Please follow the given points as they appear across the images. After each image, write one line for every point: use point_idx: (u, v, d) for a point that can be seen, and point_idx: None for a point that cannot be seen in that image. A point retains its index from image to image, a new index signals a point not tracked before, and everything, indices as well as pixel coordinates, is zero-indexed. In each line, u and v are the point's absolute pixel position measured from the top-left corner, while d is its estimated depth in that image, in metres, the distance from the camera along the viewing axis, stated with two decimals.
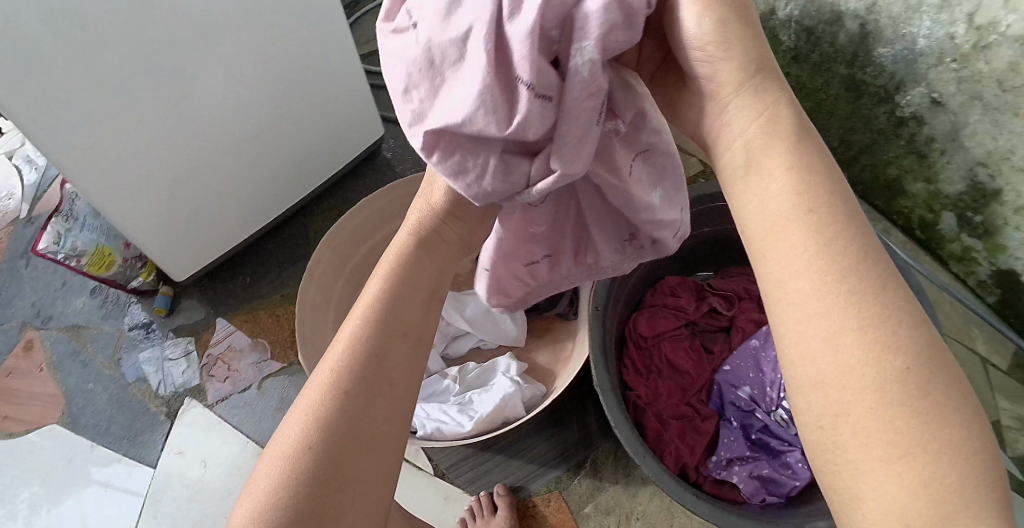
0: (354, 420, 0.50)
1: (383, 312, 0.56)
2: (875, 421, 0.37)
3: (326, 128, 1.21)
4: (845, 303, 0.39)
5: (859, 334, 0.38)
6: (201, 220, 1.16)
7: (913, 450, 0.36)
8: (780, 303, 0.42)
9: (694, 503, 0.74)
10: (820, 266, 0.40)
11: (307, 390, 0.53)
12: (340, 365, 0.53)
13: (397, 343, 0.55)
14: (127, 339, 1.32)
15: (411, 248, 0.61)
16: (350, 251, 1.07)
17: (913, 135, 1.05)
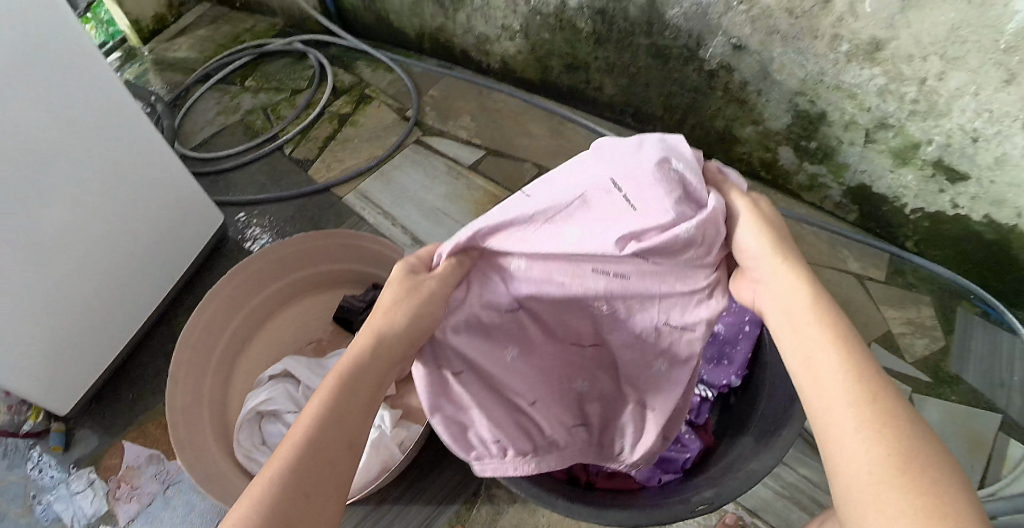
0: (283, 504, 0.51)
1: (339, 393, 0.57)
2: (877, 448, 0.48)
3: (177, 219, 1.17)
4: (838, 361, 0.53)
5: (865, 405, 0.50)
6: (78, 345, 1.08)
7: (916, 485, 0.45)
8: (806, 373, 0.54)
9: (571, 508, 0.73)
10: (827, 335, 0.54)
11: (260, 476, 0.53)
12: (291, 449, 0.53)
13: (357, 419, 0.57)
14: (36, 482, 1.13)
15: (398, 314, 0.62)
16: (211, 342, 1.02)
17: (726, 84, 1.11)
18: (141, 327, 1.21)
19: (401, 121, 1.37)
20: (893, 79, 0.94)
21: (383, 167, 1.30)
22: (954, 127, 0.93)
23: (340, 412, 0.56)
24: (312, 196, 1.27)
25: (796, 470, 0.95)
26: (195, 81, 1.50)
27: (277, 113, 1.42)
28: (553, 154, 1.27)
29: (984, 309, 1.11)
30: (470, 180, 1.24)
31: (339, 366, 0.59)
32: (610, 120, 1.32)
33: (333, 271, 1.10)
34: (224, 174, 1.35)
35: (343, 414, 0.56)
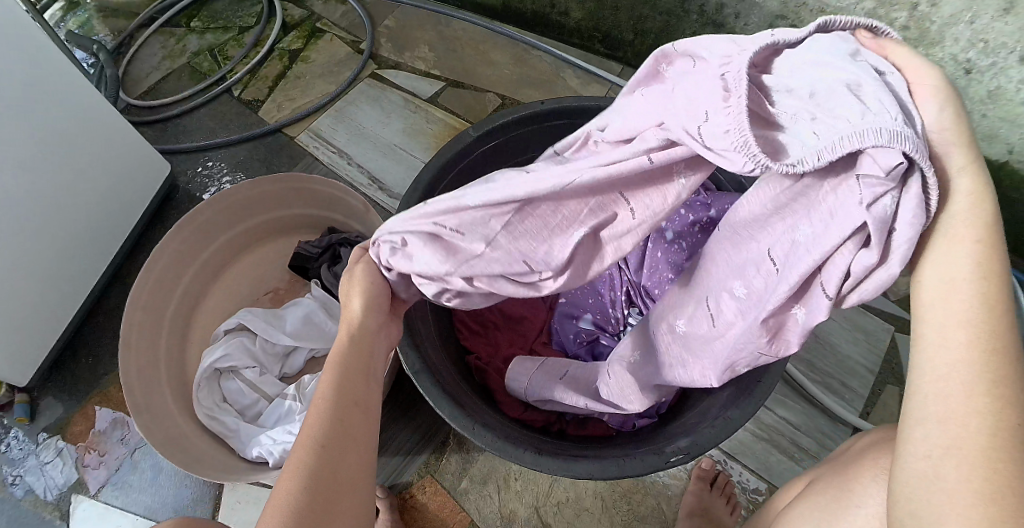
0: (321, 476, 0.50)
1: (350, 363, 0.56)
2: (976, 433, 0.41)
3: (125, 171, 1.09)
4: (963, 350, 0.44)
5: (983, 383, 0.42)
6: (35, 312, 1.02)
7: (1008, 487, 0.39)
8: (927, 332, 0.46)
9: (541, 462, 0.68)
10: (983, 309, 0.44)
11: (294, 454, 0.51)
12: (319, 419, 0.52)
13: (357, 386, 0.56)
14: (4, 456, 1.08)
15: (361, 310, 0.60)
16: (164, 300, 0.96)
17: (701, 7, 1.03)
18: (96, 287, 1.14)
19: (356, 54, 1.29)
20: (882, 3, 0.89)
21: (338, 104, 1.22)
22: (946, 57, 0.89)
23: (342, 395, 0.54)
24: (264, 137, 1.21)
25: (775, 412, 0.91)
26: (138, 25, 1.40)
27: (224, 53, 1.34)
28: (519, 83, 1.21)
29: None
30: (429, 113, 1.18)
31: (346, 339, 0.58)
32: (579, 46, 1.24)
33: (290, 217, 1.04)
34: (174, 120, 1.27)
35: (346, 394, 0.54)
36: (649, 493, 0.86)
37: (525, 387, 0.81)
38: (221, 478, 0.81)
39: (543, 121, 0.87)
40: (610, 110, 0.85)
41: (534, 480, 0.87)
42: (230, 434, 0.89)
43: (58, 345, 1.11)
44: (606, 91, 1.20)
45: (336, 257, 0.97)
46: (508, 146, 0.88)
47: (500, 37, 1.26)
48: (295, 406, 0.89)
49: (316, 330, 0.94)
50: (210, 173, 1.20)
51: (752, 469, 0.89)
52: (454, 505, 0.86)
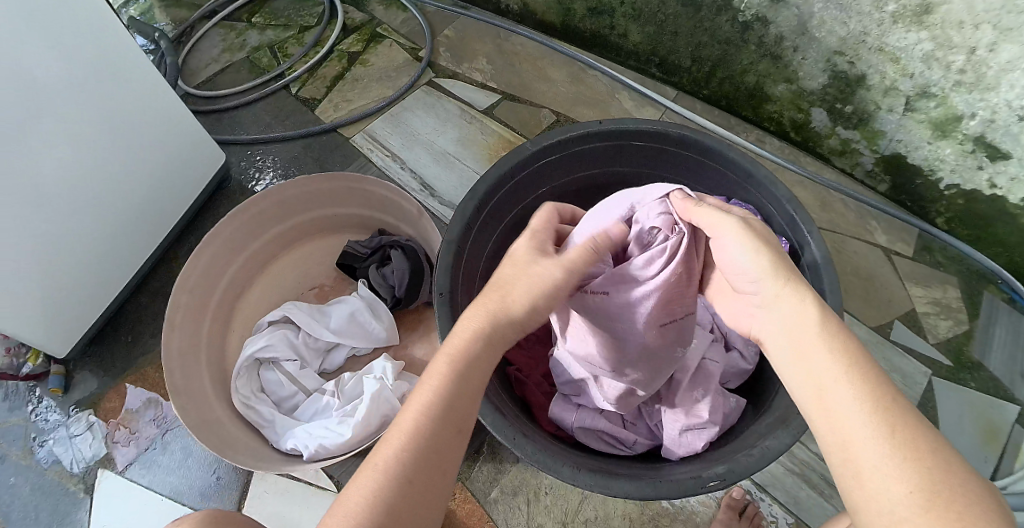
0: (403, 483, 0.50)
1: (458, 376, 0.55)
2: (879, 437, 0.47)
3: (178, 158, 1.12)
4: (829, 362, 0.51)
5: (851, 387, 0.49)
6: (82, 286, 1.05)
7: (931, 484, 0.45)
8: (817, 407, 0.50)
9: (575, 476, 0.68)
10: (843, 366, 0.50)
11: (382, 450, 0.52)
12: (416, 424, 0.52)
13: (461, 406, 0.54)
14: (37, 424, 1.10)
15: (489, 323, 0.57)
16: (210, 286, 0.98)
17: (760, 38, 1.04)
18: (142, 267, 1.17)
19: (413, 61, 1.31)
20: (941, 46, 0.89)
21: (392, 108, 1.25)
22: (1000, 102, 0.89)
23: (452, 395, 0.54)
24: (318, 136, 1.23)
25: (809, 449, 0.91)
26: (201, 17, 1.44)
27: (284, 50, 1.37)
28: (574, 101, 1.22)
29: (1012, 296, 1.06)
30: (484, 124, 1.20)
31: (457, 349, 0.56)
32: (635, 69, 1.26)
33: (337, 215, 1.06)
34: (229, 112, 1.30)
35: (454, 396, 0.54)
36: (677, 518, 0.86)
37: (575, 419, 0.80)
38: (257, 467, 0.82)
39: (600, 141, 0.88)
40: (667, 136, 0.86)
41: (563, 495, 0.87)
42: (267, 423, 0.91)
43: (100, 320, 1.13)
44: (660, 115, 1.21)
45: (384, 259, 0.98)
46: (564, 164, 0.89)
47: (556, 54, 1.28)
48: (332, 402, 0.90)
49: (359, 329, 0.95)
50: (261, 167, 1.23)
51: (783, 503, 0.88)
52: (482, 513, 0.86)
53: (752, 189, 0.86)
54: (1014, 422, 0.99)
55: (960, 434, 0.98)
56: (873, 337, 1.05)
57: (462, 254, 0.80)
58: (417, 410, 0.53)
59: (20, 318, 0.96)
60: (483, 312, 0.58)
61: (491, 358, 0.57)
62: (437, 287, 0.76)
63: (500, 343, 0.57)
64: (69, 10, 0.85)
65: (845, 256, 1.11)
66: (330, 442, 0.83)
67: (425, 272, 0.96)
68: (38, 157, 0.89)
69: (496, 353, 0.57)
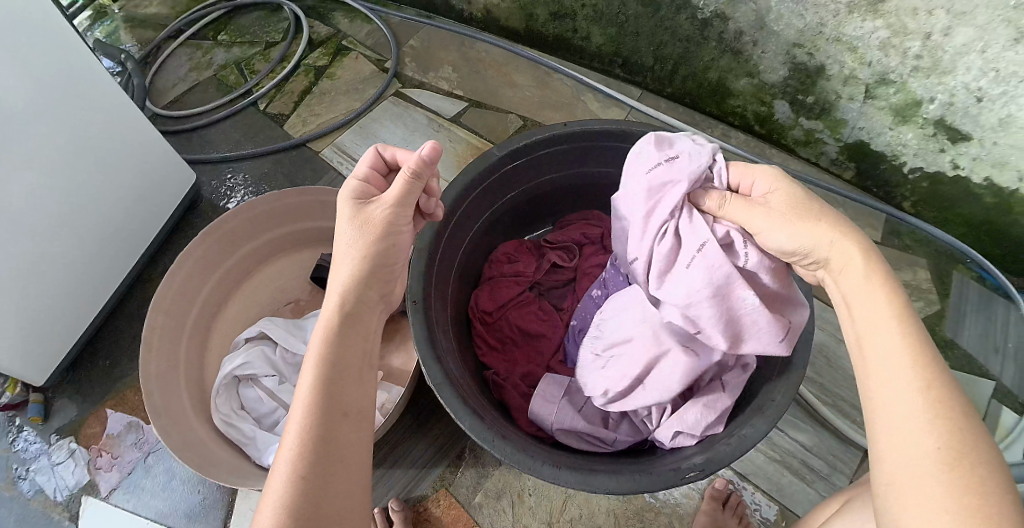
0: (317, 467, 0.51)
1: (335, 361, 0.56)
2: (916, 394, 0.48)
3: (149, 179, 1.11)
4: (886, 316, 0.52)
5: (899, 341, 0.51)
6: (56, 313, 1.04)
7: (960, 446, 0.45)
8: (862, 352, 0.53)
9: (557, 476, 0.67)
10: (895, 318, 0.52)
11: (284, 446, 0.52)
12: (309, 411, 0.53)
13: (350, 387, 0.56)
14: (18, 455, 1.08)
15: (342, 298, 0.60)
16: (185, 306, 0.98)
17: (720, 34, 1.06)
18: (117, 290, 1.16)
19: (380, 72, 1.32)
20: (896, 33, 0.91)
21: (361, 120, 1.25)
22: (958, 86, 0.91)
23: (328, 396, 0.54)
24: (289, 151, 1.24)
25: (788, 434, 0.92)
26: (166, 37, 1.43)
27: (251, 67, 1.37)
28: (540, 105, 1.24)
29: (979, 274, 1.09)
30: (451, 131, 1.21)
31: (320, 338, 0.58)
32: (600, 70, 1.27)
33: (311, 229, 1.07)
34: (199, 130, 1.30)
35: (330, 397, 0.54)
36: (662, 511, 0.87)
37: (554, 418, 0.81)
38: (239, 484, 0.82)
39: (565, 143, 0.89)
40: (630, 135, 0.88)
41: (548, 496, 0.88)
42: (248, 440, 0.91)
43: (77, 346, 1.12)
44: (626, 114, 1.23)
45: None
46: (532, 167, 0.90)
47: (521, 59, 1.29)
48: None
49: None
50: (232, 184, 1.23)
51: (764, 490, 0.89)
52: (466, 518, 0.87)
53: None
54: (989, 397, 1.01)
55: None
56: None
57: (434, 261, 0.81)
58: (304, 403, 0.54)
59: None
60: (335, 297, 0.60)
61: (363, 339, 0.59)
62: (410, 295, 0.76)
63: (357, 312, 0.60)
64: (28, 39, 0.84)
65: None
66: None
67: None
68: (4, 186, 0.88)
69: (365, 336, 0.60)
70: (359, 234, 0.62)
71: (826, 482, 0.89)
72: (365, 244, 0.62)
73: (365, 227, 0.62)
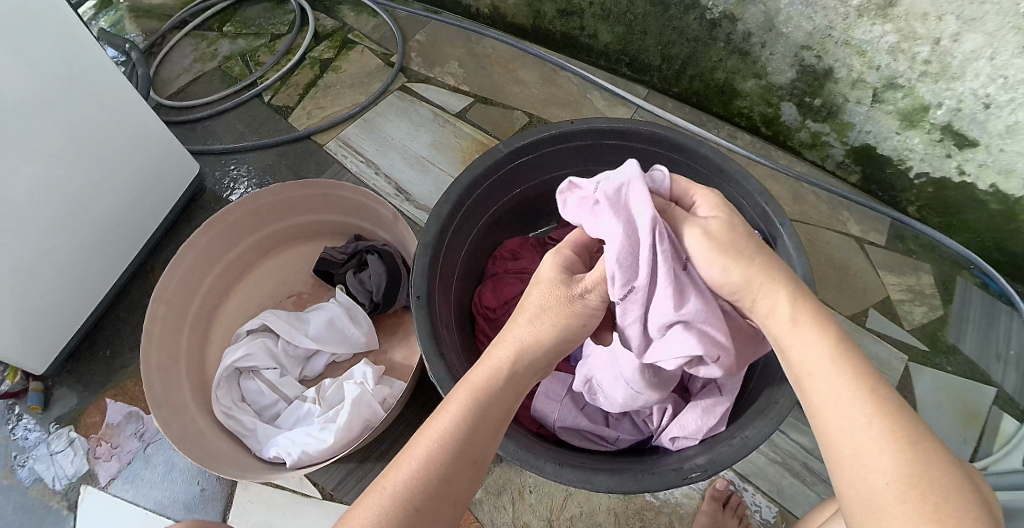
0: (424, 498, 0.48)
1: (483, 404, 0.53)
2: (868, 420, 0.45)
3: (153, 169, 1.11)
4: (820, 342, 0.50)
5: (836, 368, 0.48)
6: (58, 302, 1.04)
7: (920, 468, 0.43)
8: (806, 385, 0.49)
9: (559, 473, 0.67)
10: (826, 342, 0.50)
11: (401, 464, 0.50)
12: (439, 440, 0.50)
13: (483, 436, 0.52)
14: (18, 443, 1.08)
15: (518, 356, 0.57)
16: (187, 297, 0.98)
17: (728, 35, 1.05)
18: (119, 279, 1.16)
19: (385, 67, 1.31)
20: (906, 38, 0.90)
21: (366, 114, 1.25)
22: (966, 91, 0.91)
23: (471, 429, 0.52)
24: (293, 143, 1.23)
25: (789, 436, 0.92)
26: (172, 27, 1.43)
27: (257, 59, 1.37)
28: (546, 102, 1.23)
29: (983, 280, 1.08)
30: (456, 126, 1.21)
31: (478, 380, 0.55)
32: (606, 69, 1.27)
33: (315, 222, 1.07)
34: (204, 122, 1.30)
35: (473, 433, 0.51)
36: (661, 510, 0.87)
37: (556, 416, 0.81)
38: (238, 476, 0.82)
39: (572, 140, 0.89)
40: (637, 134, 0.88)
41: (548, 493, 0.88)
42: (248, 433, 0.90)
43: (78, 335, 1.12)
44: (631, 113, 1.23)
45: (362, 264, 0.99)
46: (537, 163, 0.90)
47: (527, 57, 1.29)
48: (313, 409, 0.90)
49: (338, 335, 0.95)
50: (236, 176, 1.23)
51: (764, 492, 0.89)
52: (465, 514, 0.87)
53: (722, 183, 0.87)
54: (991, 404, 1.01)
55: (938, 418, 1.00)
56: (849, 326, 1.06)
57: (439, 256, 0.81)
58: (437, 432, 0.51)
59: None
60: (513, 345, 0.57)
61: (513, 398, 0.56)
62: (414, 290, 0.76)
63: (522, 373, 0.57)
64: (36, 27, 0.84)
65: (820, 247, 1.12)
66: (312, 449, 0.83)
67: (403, 276, 0.96)
68: (9, 173, 0.88)
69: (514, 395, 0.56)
70: (553, 297, 0.60)
71: (826, 485, 0.88)
72: (565, 307, 0.60)
73: (562, 307, 0.60)
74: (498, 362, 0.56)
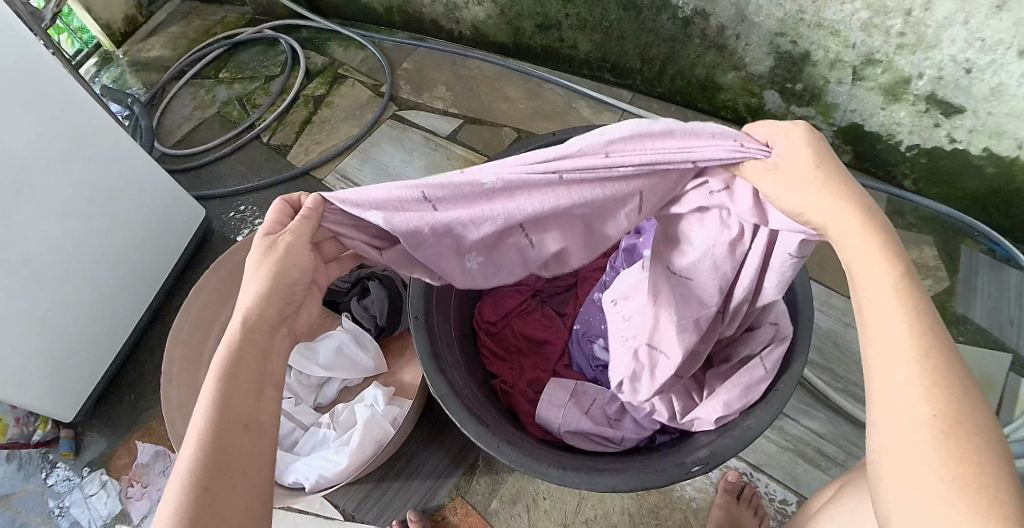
0: (212, 489, 0.45)
1: (232, 372, 0.50)
2: (908, 351, 0.42)
3: (162, 216, 1.16)
4: (885, 263, 0.45)
5: (894, 293, 0.44)
6: (82, 351, 1.09)
7: (954, 412, 0.40)
8: (859, 304, 0.46)
9: (563, 476, 0.69)
10: (890, 267, 0.45)
11: (175, 473, 0.46)
12: (202, 431, 0.47)
13: (245, 398, 0.50)
14: (54, 490, 1.12)
15: (250, 317, 0.53)
16: (202, 336, 1.02)
17: (703, 31, 1.07)
18: (138, 324, 1.20)
19: (376, 97, 1.35)
20: (877, 13, 0.91)
21: (361, 145, 1.29)
22: (945, 59, 0.91)
23: (230, 400, 0.49)
24: (294, 180, 1.28)
25: (799, 422, 0.92)
26: (170, 78, 1.48)
27: (253, 102, 1.41)
28: (533, 116, 1.26)
29: (989, 247, 1.08)
30: (448, 148, 1.24)
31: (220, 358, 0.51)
32: (590, 77, 1.29)
33: None
34: (207, 167, 1.34)
35: (231, 398, 0.49)
36: (676, 507, 0.88)
37: (561, 421, 0.82)
38: None
39: None
40: None
41: (562, 499, 0.89)
42: None
43: (104, 381, 1.17)
44: (618, 118, 1.24)
45: (364, 291, 1.03)
46: None
47: (511, 73, 1.31)
48: (328, 433, 0.92)
49: (348, 361, 0.98)
50: (242, 216, 1.27)
51: (778, 480, 0.89)
52: (483, 525, 0.89)
53: None
54: (1007, 371, 1.00)
55: None
56: None
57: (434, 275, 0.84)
58: (196, 424, 0.48)
59: (24, 386, 1.00)
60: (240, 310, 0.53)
61: (271, 349, 0.53)
62: (413, 310, 0.79)
63: (266, 325, 0.53)
64: (41, 93, 0.89)
65: None
66: (328, 471, 0.85)
67: (403, 296, 1.01)
68: (25, 233, 0.93)
69: (269, 346, 0.53)
70: (271, 253, 0.55)
71: (841, 468, 0.89)
72: (280, 256, 0.55)
73: (275, 255, 0.55)
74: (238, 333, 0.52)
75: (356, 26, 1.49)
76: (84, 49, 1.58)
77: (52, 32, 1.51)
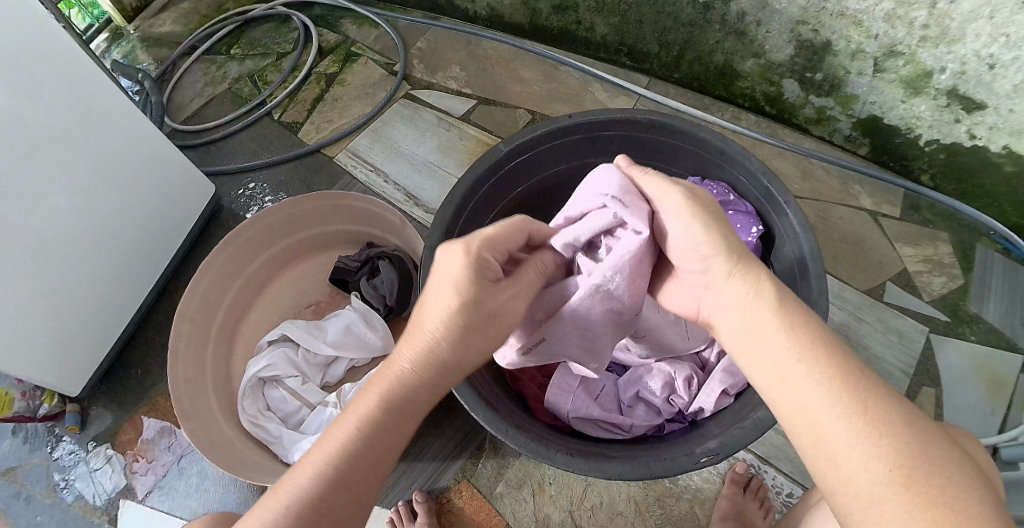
0: (319, 501, 0.51)
1: (388, 408, 0.54)
2: (838, 407, 0.47)
3: (171, 192, 1.15)
4: (783, 333, 0.52)
5: (809, 362, 0.50)
6: (88, 325, 1.08)
7: (908, 463, 0.45)
8: (779, 386, 0.51)
9: (569, 463, 0.68)
10: (794, 339, 0.51)
11: (303, 465, 0.53)
12: (342, 446, 0.53)
13: (390, 441, 0.54)
14: (58, 463, 1.12)
15: (423, 365, 0.56)
16: (211, 313, 1.01)
17: (723, 17, 1.05)
18: (146, 300, 1.20)
19: (389, 76, 1.34)
20: (901, 4, 0.89)
21: (372, 124, 1.27)
22: (967, 53, 0.89)
23: (383, 423, 0.54)
24: (304, 158, 1.27)
25: None
26: (181, 53, 1.47)
27: (264, 78, 1.40)
28: (548, 98, 1.24)
29: (1005, 246, 1.06)
30: (461, 130, 1.22)
31: (382, 389, 0.55)
32: (607, 61, 1.27)
33: (327, 232, 1.09)
34: (217, 143, 1.33)
35: (378, 431, 0.54)
36: (682, 496, 0.87)
37: (570, 407, 0.81)
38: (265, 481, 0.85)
39: (571, 134, 0.90)
40: (635, 122, 0.88)
41: (568, 485, 0.89)
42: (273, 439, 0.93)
43: (110, 356, 1.16)
44: (634, 103, 1.23)
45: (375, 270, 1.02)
46: (539, 159, 0.91)
47: (527, 55, 1.30)
48: (334, 412, 0.92)
49: (355, 340, 0.98)
50: (252, 193, 1.26)
51: (787, 473, 0.89)
52: (487, 508, 0.88)
53: (724, 165, 0.87)
54: (1018, 370, 0.99)
55: (963, 389, 0.98)
56: (866, 300, 1.05)
57: None
58: (340, 438, 0.53)
59: (31, 358, 1.00)
60: (415, 350, 0.57)
61: (425, 404, 0.56)
62: None
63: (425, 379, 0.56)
64: (51, 63, 0.88)
65: (833, 223, 1.11)
66: None
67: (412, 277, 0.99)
68: (34, 204, 0.92)
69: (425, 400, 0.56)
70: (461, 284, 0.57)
71: None
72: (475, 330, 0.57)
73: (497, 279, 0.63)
74: (405, 372, 0.56)
75: (371, 3, 1.48)
76: (95, 24, 1.56)
77: (62, 4, 1.49)
